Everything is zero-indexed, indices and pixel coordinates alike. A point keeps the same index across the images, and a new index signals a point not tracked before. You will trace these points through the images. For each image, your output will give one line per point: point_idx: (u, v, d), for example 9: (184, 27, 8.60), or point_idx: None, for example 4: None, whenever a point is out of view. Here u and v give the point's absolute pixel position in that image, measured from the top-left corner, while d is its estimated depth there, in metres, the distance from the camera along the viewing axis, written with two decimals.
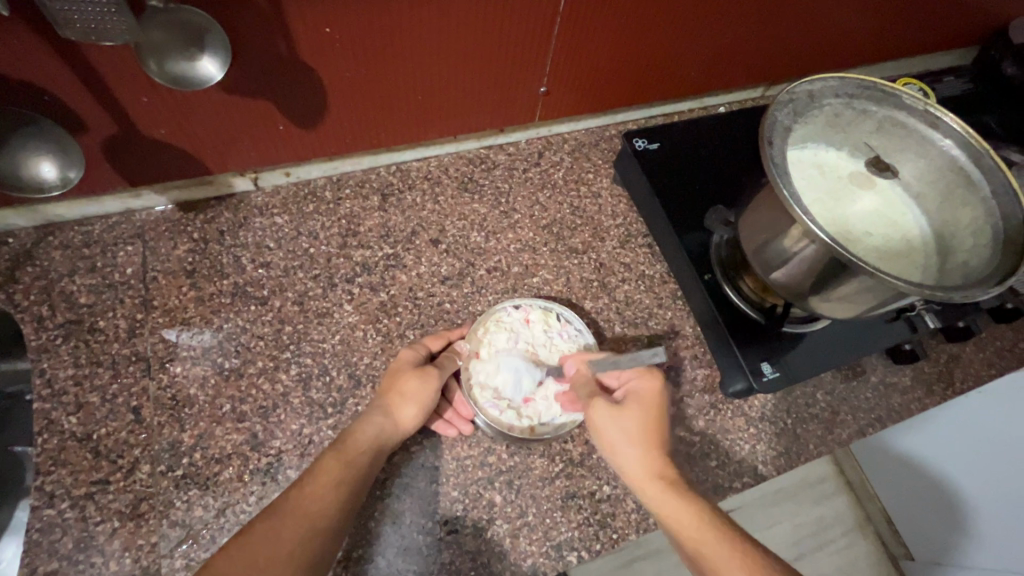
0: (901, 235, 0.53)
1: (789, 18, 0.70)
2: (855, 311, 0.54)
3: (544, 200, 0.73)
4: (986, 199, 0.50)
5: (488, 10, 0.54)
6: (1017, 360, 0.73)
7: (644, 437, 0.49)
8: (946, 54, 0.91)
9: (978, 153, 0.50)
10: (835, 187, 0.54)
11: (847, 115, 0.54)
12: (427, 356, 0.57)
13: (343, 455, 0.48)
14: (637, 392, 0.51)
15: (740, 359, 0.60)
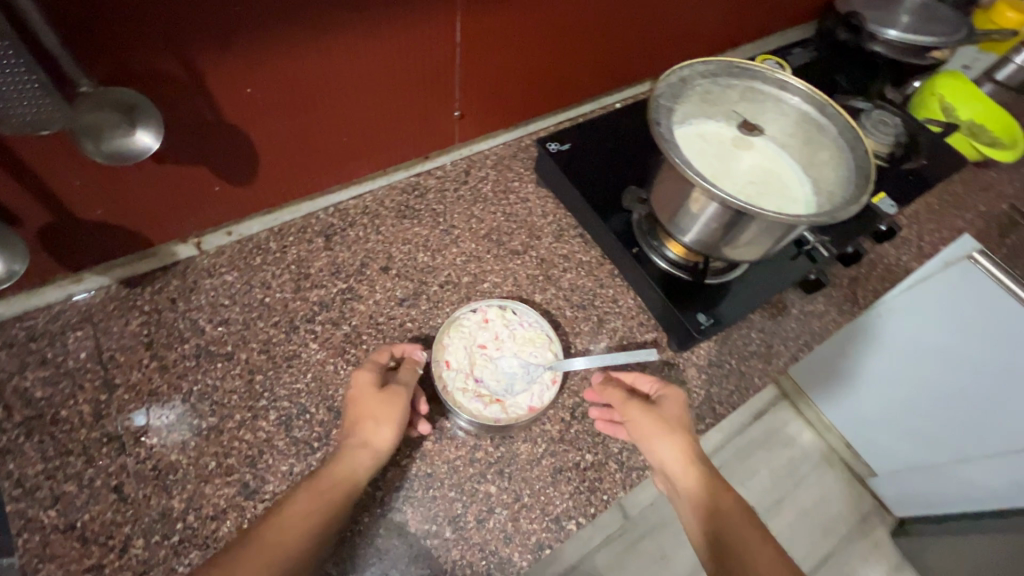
0: (780, 180, 0.62)
1: (654, 19, 0.80)
2: (761, 251, 0.62)
3: (479, 212, 0.79)
4: (838, 137, 0.61)
5: (395, 52, 0.60)
6: (903, 271, 0.85)
7: (674, 429, 0.57)
8: (792, 31, 1.07)
9: (823, 101, 0.61)
10: (720, 151, 0.63)
11: (714, 90, 0.63)
12: (382, 372, 0.59)
13: (326, 487, 0.50)
14: (669, 397, 0.60)
15: (680, 315, 0.67)
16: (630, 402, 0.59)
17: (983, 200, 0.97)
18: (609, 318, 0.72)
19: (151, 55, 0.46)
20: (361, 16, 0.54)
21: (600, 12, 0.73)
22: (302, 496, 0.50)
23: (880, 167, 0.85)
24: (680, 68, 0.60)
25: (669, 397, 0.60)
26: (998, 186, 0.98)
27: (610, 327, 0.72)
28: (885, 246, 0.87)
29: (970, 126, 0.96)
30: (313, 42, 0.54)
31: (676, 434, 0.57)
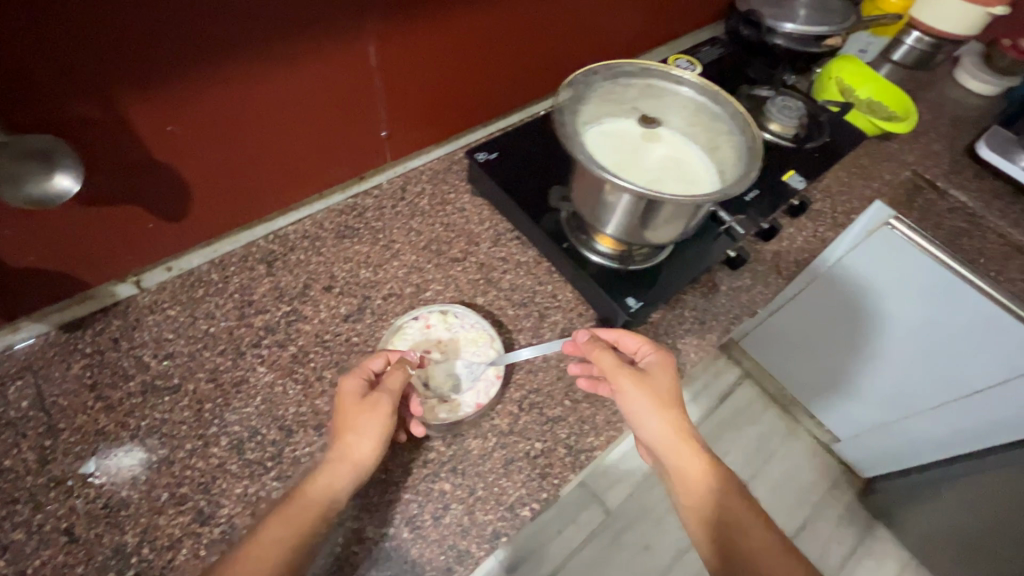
0: (684, 168, 0.68)
1: (562, 31, 0.86)
2: (676, 232, 0.67)
3: (417, 225, 0.82)
4: (729, 120, 0.66)
5: (311, 81, 0.63)
6: (821, 241, 0.92)
7: (663, 406, 0.61)
8: (701, 32, 1.15)
9: (710, 90, 0.67)
10: (626, 147, 0.68)
11: (616, 90, 0.69)
12: (370, 378, 0.60)
13: (300, 508, 0.52)
14: (657, 368, 0.64)
15: (612, 301, 0.71)
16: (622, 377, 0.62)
17: (887, 169, 1.07)
18: (550, 313, 0.76)
19: (61, 103, 0.48)
20: (269, 51, 0.57)
21: (507, 28, 0.77)
22: (273, 522, 0.51)
23: (789, 148, 0.92)
24: (582, 72, 0.65)
25: (657, 369, 0.63)
26: (899, 155, 1.09)
27: (551, 321, 0.75)
28: (803, 220, 0.93)
29: (868, 103, 1.06)
30: (224, 78, 0.56)
31: (665, 411, 0.61)
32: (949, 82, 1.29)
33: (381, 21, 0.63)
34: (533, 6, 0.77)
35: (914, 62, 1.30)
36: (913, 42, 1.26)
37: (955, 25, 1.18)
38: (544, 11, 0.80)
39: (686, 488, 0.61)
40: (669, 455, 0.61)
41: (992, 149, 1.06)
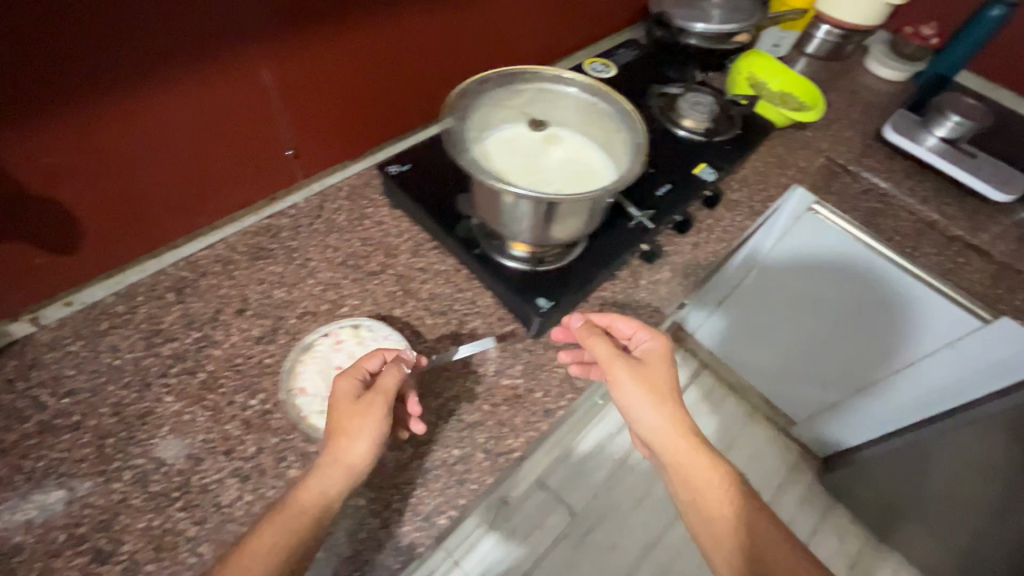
0: (582, 166, 0.70)
1: (462, 42, 0.88)
2: (579, 229, 0.69)
3: (334, 242, 0.82)
4: (617, 117, 0.69)
5: (203, 106, 0.65)
6: (739, 229, 0.94)
7: (655, 390, 0.68)
8: (619, 37, 1.19)
9: (599, 89, 0.70)
10: (525, 150, 0.71)
11: (509, 95, 0.71)
12: (364, 379, 0.61)
13: (292, 515, 0.52)
14: (649, 352, 0.70)
15: (523, 303, 0.72)
16: (616, 364, 0.67)
17: (803, 155, 1.13)
18: (469, 319, 0.76)
19: None
20: (152, 80, 0.59)
21: (403, 43, 0.79)
22: (267, 529, 0.52)
23: (700, 143, 0.94)
24: (473, 81, 0.67)
25: (651, 353, 0.70)
26: (814, 143, 1.15)
27: (470, 327, 0.75)
28: (721, 211, 0.96)
29: (781, 94, 1.10)
30: (109, 109, 0.58)
31: (659, 395, 0.67)
32: (860, 71, 1.35)
33: (269, 47, 0.66)
34: (426, 21, 0.79)
35: (827, 53, 1.36)
36: (823, 35, 1.32)
37: (862, 15, 1.25)
38: (439, 24, 0.82)
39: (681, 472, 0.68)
40: (664, 437, 0.67)
41: (899, 133, 1.11)
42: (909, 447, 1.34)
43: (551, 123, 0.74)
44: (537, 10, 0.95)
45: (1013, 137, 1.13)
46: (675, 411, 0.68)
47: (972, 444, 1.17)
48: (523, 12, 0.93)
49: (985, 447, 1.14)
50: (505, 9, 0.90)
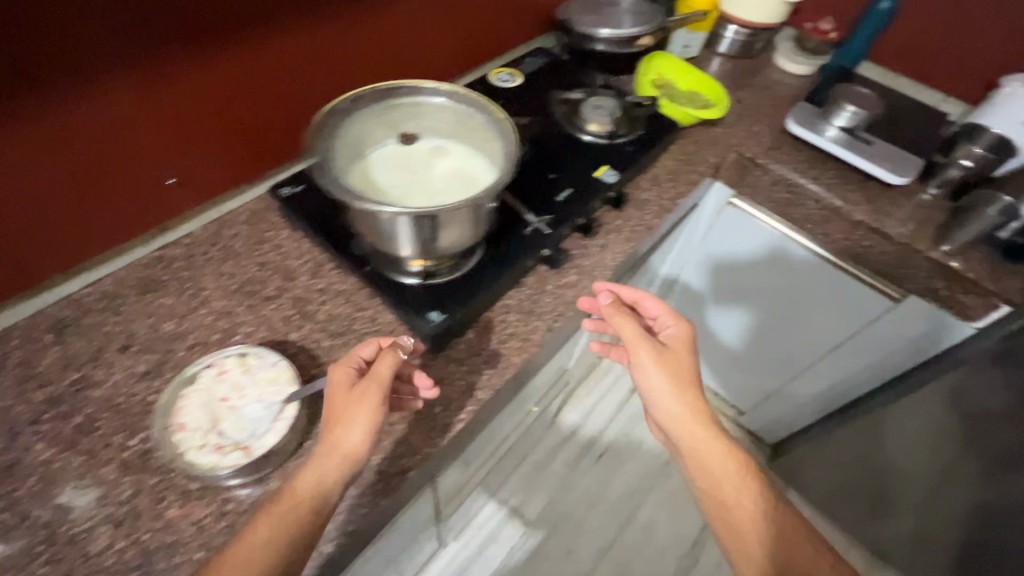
0: (465, 178, 0.70)
1: (345, 59, 0.88)
2: (465, 239, 0.69)
3: (230, 268, 0.80)
4: (488, 122, 0.69)
5: (64, 137, 0.64)
6: (647, 228, 0.95)
7: (677, 372, 0.76)
8: (528, 45, 1.20)
9: (467, 95, 0.69)
10: (406, 165, 0.70)
11: (383, 109, 0.70)
12: (359, 367, 0.64)
13: (288, 509, 0.55)
14: (674, 337, 0.79)
15: (413, 315, 0.71)
16: (640, 345, 0.76)
17: (712, 152, 1.14)
18: (369, 338, 0.75)
19: None
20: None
21: (278, 62, 0.79)
22: (262, 523, 0.54)
23: (602, 146, 0.96)
24: (344, 99, 0.66)
25: (674, 338, 0.79)
26: (722, 140, 1.16)
27: None
28: (630, 212, 0.97)
29: (688, 94, 1.14)
30: None
31: (678, 378, 0.75)
32: (770, 67, 1.39)
33: (128, 72, 0.65)
34: (301, 38, 0.80)
35: (739, 52, 1.39)
36: (732, 35, 1.36)
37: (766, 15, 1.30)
38: (315, 41, 0.82)
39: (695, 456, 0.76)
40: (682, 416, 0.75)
41: (801, 126, 1.15)
42: (852, 423, 1.36)
43: (435, 135, 0.74)
44: (425, 25, 0.97)
45: (908, 123, 1.18)
46: (695, 394, 0.76)
47: (917, 414, 1.19)
48: (410, 27, 0.94)
49: (930, 414, 1.16)
50: (389, 24, 0.91)
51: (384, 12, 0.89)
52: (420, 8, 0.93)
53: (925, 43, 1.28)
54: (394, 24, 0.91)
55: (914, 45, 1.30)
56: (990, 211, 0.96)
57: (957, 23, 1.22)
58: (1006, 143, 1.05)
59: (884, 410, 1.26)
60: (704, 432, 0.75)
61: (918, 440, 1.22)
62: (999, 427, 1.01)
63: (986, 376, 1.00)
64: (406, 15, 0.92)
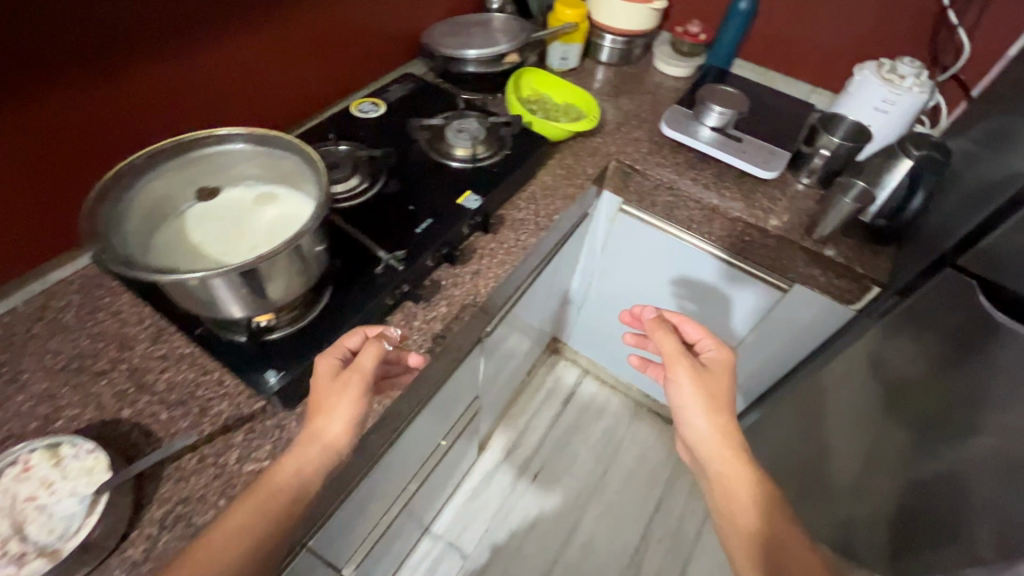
0: (286, 219, 0.67)
1: (169, 105, 0.82)
2: (296, 284, 0.67)
3: (57, 344, 0.73)
4: (296, 157, 0.67)
5: None
6: (522, 249, 0.93)
7: (712, 392, 0.81)
8: (393, 72, 1.19)
9: (265, 134, 0.67)
10: (219, 218, 0.66)
11: (180, 165, 0.67)
12: (345, 356, 0.67)
13: (266, 496, 0.59)
14: (716, 361, 0.85)
15: (250, 373, 0.68)
16: (680, 363, 0.82)
17: (591, 162, 1.13)
18: (212, 403, 0.69)
19: None
20: None
21: (83, 117, 0.72)
22: (238, 510, 0.58)
23: (467, 172, 0.95)
24: (128, 159, 0.62)
25: (715, 363, 0.85)
26: (602, 149, 1.16)
27: (213, 413, 0.68)
28: (505, 234, 0.95)
29: (564, 108, 1.15)
30: None
31: (709, 397, 0.81)
32: (651, 71, 1.41)
33: None
34: (105, 92, 0.73)
35: (620, 59, 1.41)
36: (610, 44, 1.37)
37: (641, 22, 1.33)
38: (124, 92, 0.75)
39: (720, 475, 0.79)
40: (712, 436, 0.80)
41: (675, 129, 1.16)
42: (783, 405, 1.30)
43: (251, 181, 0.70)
44: (263, 59, 0.91)
45: (774, 119, 1.22)
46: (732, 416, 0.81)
47: (842, 392, 1.11)
48: (243, 64, 0.89)
49: (853, 389, 1.08)
50: (217, 64, 0.85)
51: (213, 53, 0.84)
52: (252, 43, 0.88)
53: (787, 39, 1.33)
54: (223, 63, 0.86)
55: (778, 40, 1.35)
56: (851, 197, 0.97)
57: (811, 18, 1.28)
58: (862, 129, 1.08)
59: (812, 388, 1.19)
60: (733, 452, 0.79)
61: (841, 423, 1.13)
62: (916, 396, 0.94)
63: (896, 344, 0.96)
64: (242, 54, 0.88)
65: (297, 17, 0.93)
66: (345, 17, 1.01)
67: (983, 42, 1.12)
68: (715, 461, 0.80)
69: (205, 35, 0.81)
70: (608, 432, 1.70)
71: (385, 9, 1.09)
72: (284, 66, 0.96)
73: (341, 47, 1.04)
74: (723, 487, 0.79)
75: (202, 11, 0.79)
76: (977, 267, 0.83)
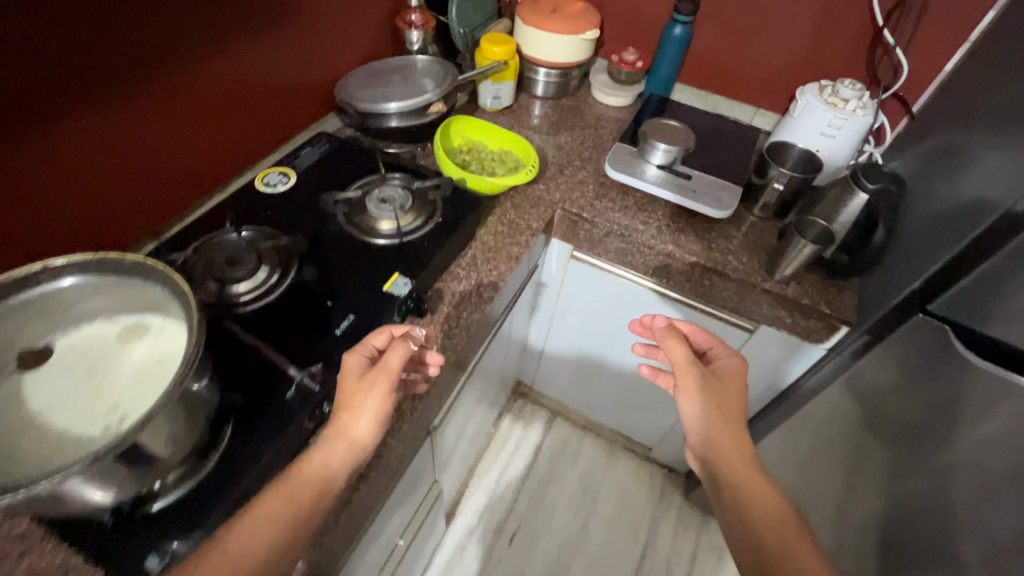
0: (154, 361, 0.53)
1: (24, 203, 0.69)
2: (180, 437, 0.54)
3: None
4: (167, 283, 0.55)
5: None
6: (464, 333, 0.83)
7: (724, 401, 0.80)
8: (304, 131, 1.08)
9: (120, 260, 0.55)
10: (63, 374, 0.52)
11: (16, 308, 0.54)
12: (372, 355, 0.66)
13: (294, 489, 0.55)
14: (726, 368, 0.84)
15: (123, 562, 0.53)
16: (690, 370, 0.81)
17: (535, 214, 1.04)
18: None
19: None
20: None
21: None
22: (269, 499, 0.54)
23: (394, 249, 0.84)
24: None
25: (724, 368, 0.84)
26: (545, 198, 1.06)
27: None
28: (445, 313, 0.84)
29: (497, 157, 1.07)
30: None
31: (718, 402, 0.79)
32: (591, 102, 1.34)
33: None
34: None
35: (556, 92, 1.32)
36: (544, 78, 1.29)
37: (573, 52, 1.25)
38: None
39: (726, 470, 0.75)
40: (718, 437, 0.77)
41: (621, 170, 1.08)
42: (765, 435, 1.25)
43: (106, 315, 0.56)
44: (132, 141, 0.78)
45: (720, 150, 1.17)
46: (742, 416, 0.80)
47: (823, 416, 1.06)
48: (106, 150, 0.76)
49: (836, 417, 1.03)
50: (71, 159, 0.72)
51: (77, 137, 0.71)
52: (125, 120, 0.76)
53: (724, 62, 1.29)
54: (79, 154, 0.73)
55: (715, 64, 1.30)
56: (807, 237, 0.94)
57: (747, 39, 1.23)
58: (812, 159, 1.05)
59: (798, 417, 1.13)
60: (739, 449, 0.76)
61: (826, 451, 1.08)
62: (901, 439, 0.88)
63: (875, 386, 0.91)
64: (115, 133, 0.76)
65: (176, 83, 0.81)
66: (229, 78, 0.89)
67: (919, 58, 1.09)
68: (724, 450, 0.76)
69: (57, 120, 0.68)
70: (584, 478, 1.61)
71: (279, 62, 0.96)
72: (171, 141, 0.84)
73: (241, 114, 0.94)
74: (728, 479, 0.75)
75: (48, 92, 0.66)
76: (950, 310, 0.79)
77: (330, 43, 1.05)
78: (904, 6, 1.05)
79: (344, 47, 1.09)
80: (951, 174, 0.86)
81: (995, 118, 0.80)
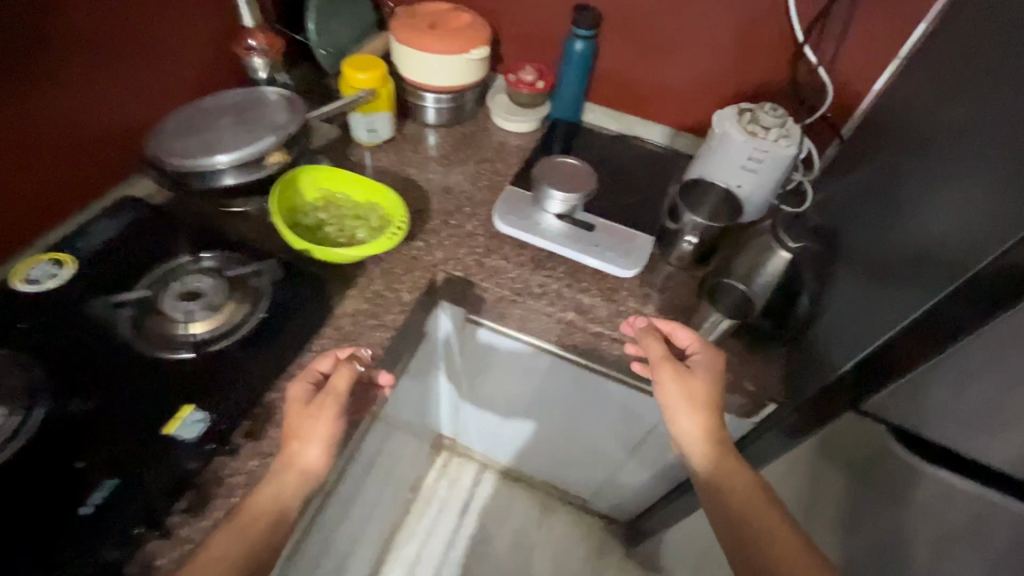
0: None
1: None
2: None
3: None
4: None
5: None
6: None
7: (698, 404, 0.72)
8: (120, 187, 0.86)
9: None
10: None
11: None
12: (318, 380, 0.63)
13: (246, 521, 0.55)
14: (702, 363, 0.73)
15: None
16: (664, 371, 0.72)
17: (411, 279, 0.83)
18: None
19: None
20: None
21: None
22: (229, 530, 0.54)
23: (201, 363, 0.65)
24: None
25: (701, 363, 0.73)
26: (422, 259, 0.86)
27: None
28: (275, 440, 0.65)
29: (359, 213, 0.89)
30: None
31: (695, 407, 0.71)
32: (491, 129, 1.15)
33: None
34: None
35: (450, 119, 1.13)
36: (433, 104, 1.09)
37: (457, 76, 1.06)
38: None
39: (711, 473, 0.71)
40: (700, 448, 0.71)
41: (513, 223, 0.93)
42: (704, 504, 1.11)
43: None
44: None
45: (630, 188, 1.03)
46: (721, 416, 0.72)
47: None
48: None
49: None
50: None
51: None
52: None
53: (635, 80, 1.12)
54: None
55: (627, 82, 1.14)
56: (721, 305, 0.81)
57: (658, 54, 1.07)
58: (733, 201, 0.90)
59: None
60: (721, 452, 0.71)
61: None
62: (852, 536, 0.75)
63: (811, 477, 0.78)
64: None
65: None
66: None
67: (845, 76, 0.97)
68: (701, 454, 0.72)
69: None
70: (518, 538, 1.47)
71: (58, 99, 0.74)
72: None
73: (21, 168, 0.73)
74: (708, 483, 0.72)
75: None
76: (892, 406, 0.62)
77: (136, 71, 0.83)
78: (827, 17, 0.92)
79: (160, 79, 0.87)
80: (882, 224, 0.70)
81: (924, 159, 0.67)
